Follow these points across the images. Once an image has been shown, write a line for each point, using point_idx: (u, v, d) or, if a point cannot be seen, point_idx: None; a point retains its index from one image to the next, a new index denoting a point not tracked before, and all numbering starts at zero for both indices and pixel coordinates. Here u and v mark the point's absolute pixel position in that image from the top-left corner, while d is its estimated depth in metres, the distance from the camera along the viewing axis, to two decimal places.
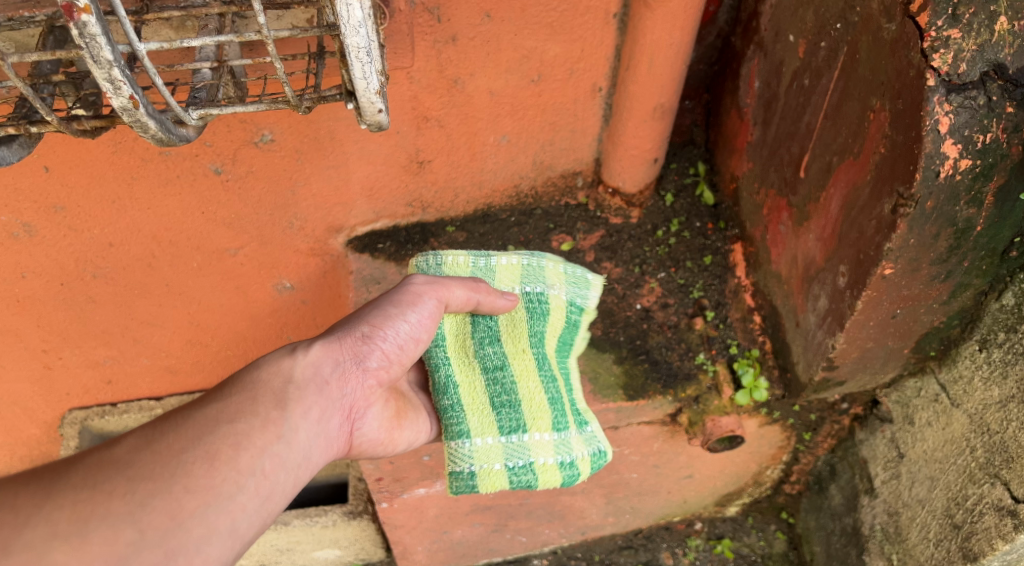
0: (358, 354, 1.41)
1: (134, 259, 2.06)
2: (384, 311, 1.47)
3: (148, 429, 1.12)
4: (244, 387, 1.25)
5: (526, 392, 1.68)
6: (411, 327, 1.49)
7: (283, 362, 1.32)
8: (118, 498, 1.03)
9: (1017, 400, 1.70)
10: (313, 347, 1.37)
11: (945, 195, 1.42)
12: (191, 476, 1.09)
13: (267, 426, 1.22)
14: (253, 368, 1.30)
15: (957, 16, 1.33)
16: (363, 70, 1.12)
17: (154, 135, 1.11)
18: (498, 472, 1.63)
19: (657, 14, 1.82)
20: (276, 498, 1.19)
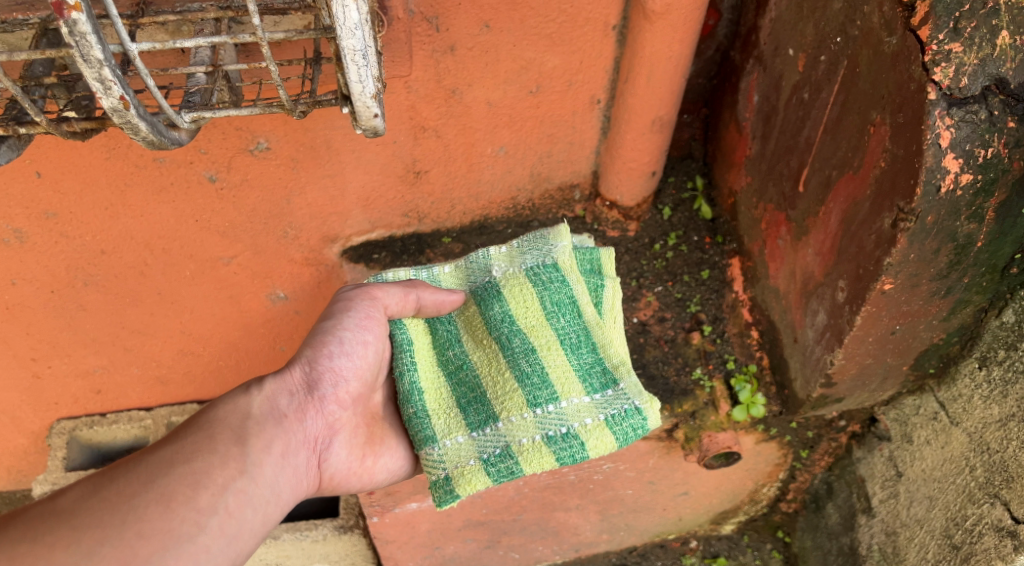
0: (313, 383, 1.47)
1: (126, 267, 2.04)
2: (327, 331, 1.51)
3: (97, 479, 1.20)
4: (199, 426, 1.32)
5: (491, 380, 1.57)
6: (359, 338, 1.52)
7: (238, 401, 1.39)
8: (63, 549, 1.10)
9: (1018, 418, 1.68)
10: (265, 382, 1.44)
11: (945, 210, 1.41)
12: (143, 521, 1.16)
13: (225, 462, 1.29)
14: (209, 408, 1.37)
15: (959, 30, 1.33)
16: (358, 74, 1.11)
17: (145, 138, 1.09)
18: (475, 470, 1.51)
19: (657, 27, 1.81)
20: (243, 535, 1.27)
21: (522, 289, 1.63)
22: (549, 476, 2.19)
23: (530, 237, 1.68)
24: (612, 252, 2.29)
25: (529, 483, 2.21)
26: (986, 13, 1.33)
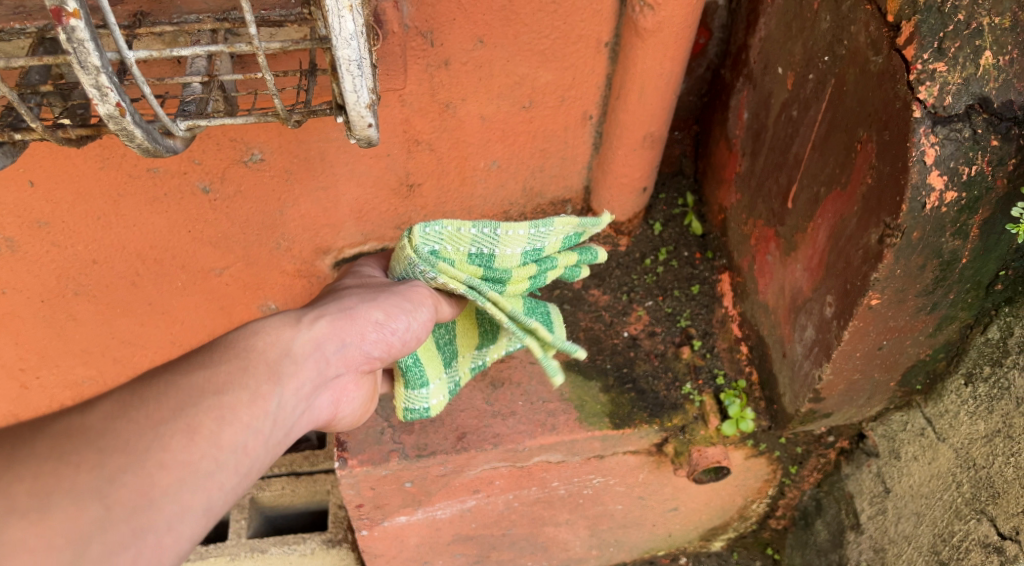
0: (358, 340, 1.39)
1: (118, 276, 2.05)
2: (398, 304, 1.43)
3: (125, 396, 1.07)
4: (235, 356, 1.21)
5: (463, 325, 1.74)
6: (419, 326, 1.45)
7: (281, 334, 1.29)
8: (85, 472, 0.96)
9: (1003, 434, 1.69)
10: (317, 324, 1.35)
11: (931, 226, 1.43)
12: (168, 451, 1.03)
13: (255, 401, 1.17)
14: (246, 337, 1.26)
15: (943, 50, 1.36)
16: (354, 83, 1.13)
17: (140, 145, 1.10)
18: (444, 401, 1.74)
19: (649, 44, 1.83)
20: (253, 475, 1.15)
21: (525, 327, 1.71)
22: (539, 490, 2.19)
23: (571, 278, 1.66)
24: (603, 266, 2.31)
25: (519, 497, 2.21)
26: (970, 34, 1.37)
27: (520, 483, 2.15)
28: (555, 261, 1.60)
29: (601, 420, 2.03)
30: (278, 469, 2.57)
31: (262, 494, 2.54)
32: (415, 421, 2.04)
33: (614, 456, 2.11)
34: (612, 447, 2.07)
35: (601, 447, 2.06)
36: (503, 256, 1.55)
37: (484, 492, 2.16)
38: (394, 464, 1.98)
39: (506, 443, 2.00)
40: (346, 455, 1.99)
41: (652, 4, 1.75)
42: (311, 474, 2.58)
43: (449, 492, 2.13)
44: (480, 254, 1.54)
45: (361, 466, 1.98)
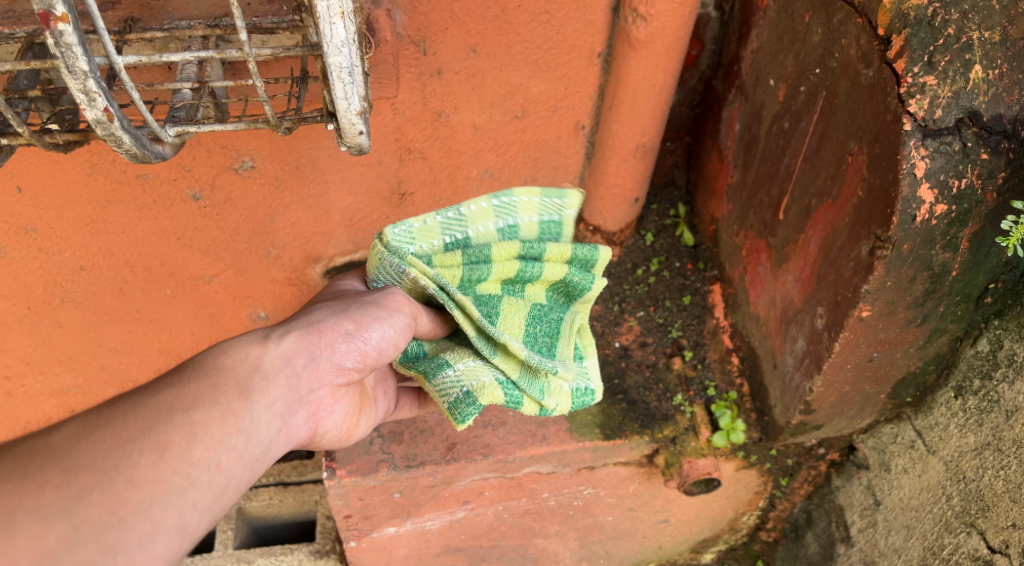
0: (334, 351, 1.30)
1: (106, 283, 2.04)
2: (372, 312, 1.33)
3: (91, 415, 1.03)
4: (205, 372, 1.16)
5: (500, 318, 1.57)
6: (395, 333, 1.35)
7: (250, 350, 1.22)
8: (50, 490, 0.92)
9: (993, 447, 1.69)
10: (287, 337, 1.27)
11: (921, 239, 1.43)
12: (136, 469, 0.99)
13: (227, 417, 1.12)
14: (216, 354, 1.20)
15: (933, 63, 1.36)
16: (345, 90, 1.12)
17: (128, 151, 1.09)
18: (496, 387, 1.47)
19: (641, 54, 1.83)
20: (231, 493, 1.10)
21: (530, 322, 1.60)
22: (529, 501, 2.18)
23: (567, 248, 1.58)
24: None
25: (509, 508, 2.19)
26: (960, 48, 1.37)
27: (510, 494, 2.14)
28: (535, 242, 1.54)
29: (592, 431, 2.02)
30: (266, 479, 2.54)
31: (249, 504, 2.52)
32: (405, 431, 2.02)
33: (604, 467, 2.10)
34: (603, 458, 2.06)
35: (592, 458, 2.05)
36: (478, 235, 1.50)
37: (473, 503, 2.15)
38: (383, 474, 1.97)
39: (497, 453, 1.99)
40: (335, 465, 1.97)
41: (644, 15, 1.75)
42: (299, 484, 2.56)
43: (439, 502, 2.11)
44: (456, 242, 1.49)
45: (350, 477, 1.96)
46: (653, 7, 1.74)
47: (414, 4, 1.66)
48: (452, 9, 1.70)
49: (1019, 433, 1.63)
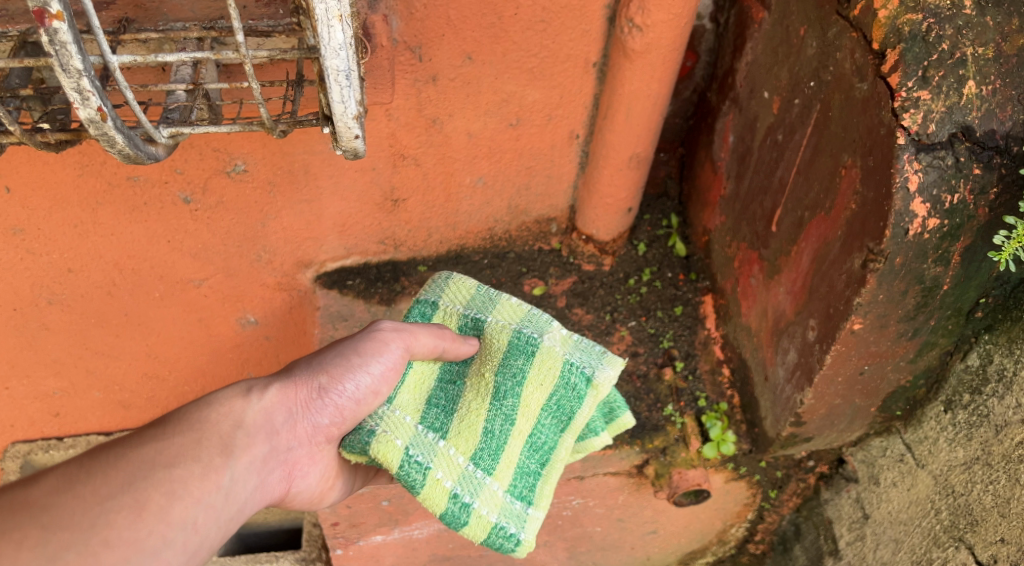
0: (311, 406, 1.31)
1: (94, 286, 2.02)
2: (347, 362, 1.35)
3: (71, 467, 1.05)
4: (188, 426, 1.17)
5: (469, 409, 1.49)
6: (375, 379, 1.37)
7: (233, 405, 1.24)
8: (27, 550, 0.95)
9: (982, 462, 1.70)
10: (269, 391, 1.29)
11: (914, 253, 1.43)
12: (113, 529, 1.02)
13: (208, 474, 1.13)
14: (201, 406, 1.21)
15: (927, 79, 1.37)
16: (341, 94, 1.12)
17: (121, 151, 1.08)
18: (395, 451, 1.38)
19: (636, 65, 1.83)
20: (205, 552, 1.12)
21: (514, 445, 1.50)
22: None
23: (587, 345, 1.55)
24: (587, 285, 2.31)
25: None
26: (954, 63, 1.38)
27: None
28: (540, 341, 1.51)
29: None
30: None
31: None
32: None
33: (593, 477, 2.10)
34: (592, 468, 2.06)
35: (581, 467, 2.04)
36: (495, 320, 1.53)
37: None
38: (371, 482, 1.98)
39: None
40: None
41: (640, 25, 1.75)
42: None
43: (427, 511, 2.10)
44: (473, 321, 1.54)
45: None
46: (649, 18, 1.73)
47: (410, 11, 1.66)
48: (448, 17, 1.70)
49: (1008, 448, 1.64)
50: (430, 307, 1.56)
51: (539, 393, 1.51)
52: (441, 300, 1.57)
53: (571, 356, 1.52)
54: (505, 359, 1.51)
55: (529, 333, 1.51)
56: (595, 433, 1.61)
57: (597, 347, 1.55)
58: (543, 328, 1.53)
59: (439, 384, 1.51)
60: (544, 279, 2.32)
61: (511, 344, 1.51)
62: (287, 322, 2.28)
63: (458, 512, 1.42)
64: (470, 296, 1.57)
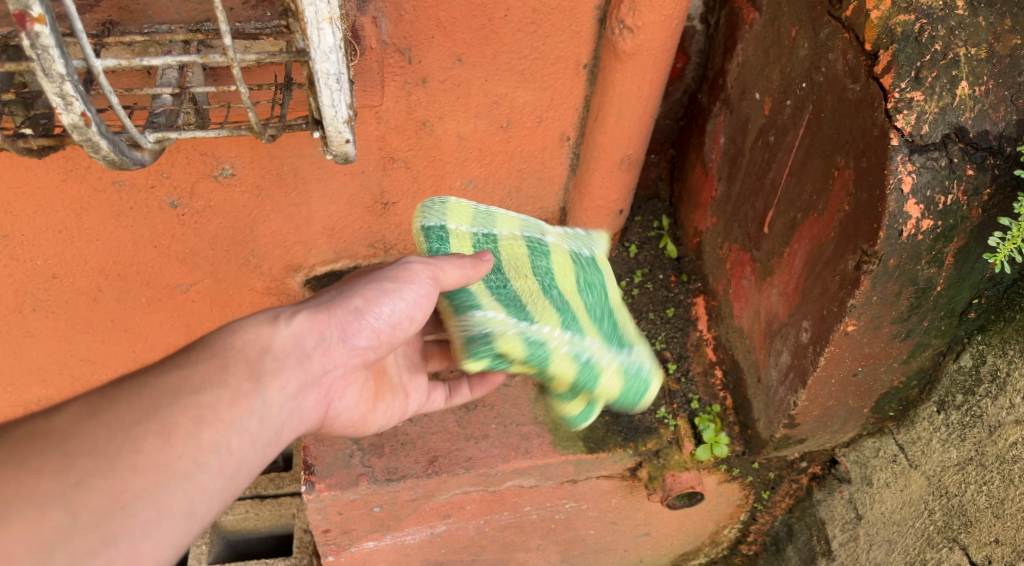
0: (345, 330, 1.33)
1: (79, 292, 2.02)
2: (382, 287, 1.36)
3: (93, 398, 1.08)
4: (214, 353, 1.19)
5: (526, 289, 1.60)
6: (407, 305, 1.38)
7: (261, 331, 1.24)
8: (48, 478, 0.98)
9: (975, 463, 1.69)
10: (298, 318, 1.28)
11: (907, 254, 1.43)
12: (141, 453, 1.05)
13: (236, 400, 1.17)
14: (227, 334, 1.23)
15: (920, 79, 1.37)
16: (331, 98, 1.10)
17: (105, 157, 1.06)
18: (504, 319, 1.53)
19: (628, 66, 1.81)
20: (240, 475, 1.16)
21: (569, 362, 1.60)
22: (510, 515, 2.15)
23: (631, 354, 1.61)
24: None
25: (491, 522, 2.16)
26: (946, 64, 1.38)
27: (492, 507, 2.11)
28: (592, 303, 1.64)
29: (575, 445, 2.00)
30: (242, 491, 2.49)
31: (224, 518, 2.48)
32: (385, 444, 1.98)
33: (587, 481, 2.09)
34: (586, 471, 2.05)
35: (575, 471, 2.02)
36: (561, 279, 1.65)
37: (455, 517, 2.11)
38: (363, 488, 1.93)
39: (479, 467, 1.96)
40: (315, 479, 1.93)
41: (631, 27, 1.72)
42: (276, 496, 2.50)
43: (420, 516, 2.07)
44: (540, 267, 1.64)
45: (329, 490, 1.92)
46: (640, 20, 1.70)
47: (399, 12, 1.64)
48: (439, 18, 1.68)
49: (1002, 449, 1.63)
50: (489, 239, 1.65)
51: (567, 279, 1.65)
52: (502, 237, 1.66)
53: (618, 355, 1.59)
54: (556, 305, 1.59)
55: (592, 304, 1.64)
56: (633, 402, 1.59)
57: (638, 357, 1.61)
58: (600, 310, 1.65)
59: (509, 309, 1.57)
60: None
61: (563, 309, 1.59)
62: None
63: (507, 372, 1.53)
64: (529, 265, 1.63)
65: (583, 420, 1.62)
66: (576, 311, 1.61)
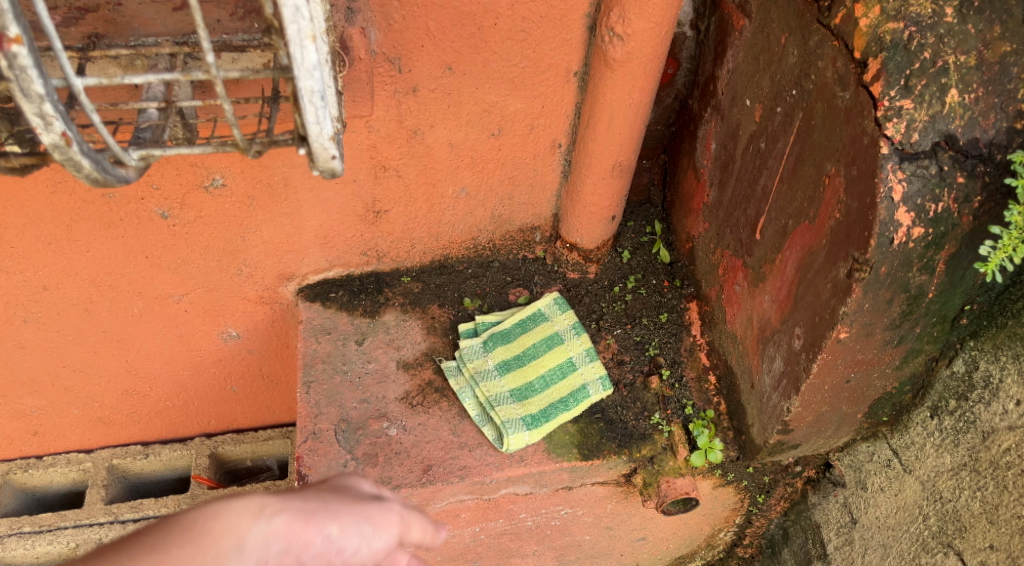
0: (310, 548, 1.05)
1: (70, 303, 2.05)
2: (359, 519, 1.11)
3: None
4: (189, 538, 0.98)
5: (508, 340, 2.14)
6: (370, 555, 1.11)
7: (235, 522, 1.01)
8: None
9: (969, 468, 1.69)
10: (278, 515, 1.04)
11: (898, 261, 1.43)
12: None
13: None
14: (201, 516, 1.00)
15: (910, 87, 1.36)
16: (316, 114, 1.10)
17: (88, 176, 1.05)
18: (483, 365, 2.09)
19: (618, 74, 1.81)
20: None
21: (547, 363, 2.11)
22: (505, 522, 2.14)
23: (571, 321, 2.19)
24: (572, 294, 2.29)
25: (486, 529, 2.15)
26: (936, 72, 1.37)
27: (487, 515, 2.10)
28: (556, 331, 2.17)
29: (570, 452, 1.99)
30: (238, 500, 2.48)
31: None
32: (380, 453, 1.96)
33: (582, 487, 2.08)
34: (581, 478, 2.04)
35: (569, 478, 2.02)
36: (528, 324, 2.17)
37: (450, 525, 2.10)
38: None
39: (473, 475, 1.94)
40: None
41: (621, 34, 1.72)
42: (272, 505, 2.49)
43: None
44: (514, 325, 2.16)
45: None
46: (629, 27, 1.70)
47: (388, 22, 1.65)
48: (427, 27, 1.69)
49: (995, 454, 1.63)
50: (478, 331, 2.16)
51: (533, 312, 2.19)
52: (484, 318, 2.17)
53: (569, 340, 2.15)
54: (529, 330, 2.16)
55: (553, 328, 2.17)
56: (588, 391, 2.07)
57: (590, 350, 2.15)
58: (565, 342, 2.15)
59: (494, 337, 2.14)
60: (529, 288, 2.29)
61: (536, 336, 2.16)
62: (270, 336, 2.32)
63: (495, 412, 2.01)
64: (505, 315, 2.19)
65: (565, 418, 2.03)
66: (547, 335, 2.16)
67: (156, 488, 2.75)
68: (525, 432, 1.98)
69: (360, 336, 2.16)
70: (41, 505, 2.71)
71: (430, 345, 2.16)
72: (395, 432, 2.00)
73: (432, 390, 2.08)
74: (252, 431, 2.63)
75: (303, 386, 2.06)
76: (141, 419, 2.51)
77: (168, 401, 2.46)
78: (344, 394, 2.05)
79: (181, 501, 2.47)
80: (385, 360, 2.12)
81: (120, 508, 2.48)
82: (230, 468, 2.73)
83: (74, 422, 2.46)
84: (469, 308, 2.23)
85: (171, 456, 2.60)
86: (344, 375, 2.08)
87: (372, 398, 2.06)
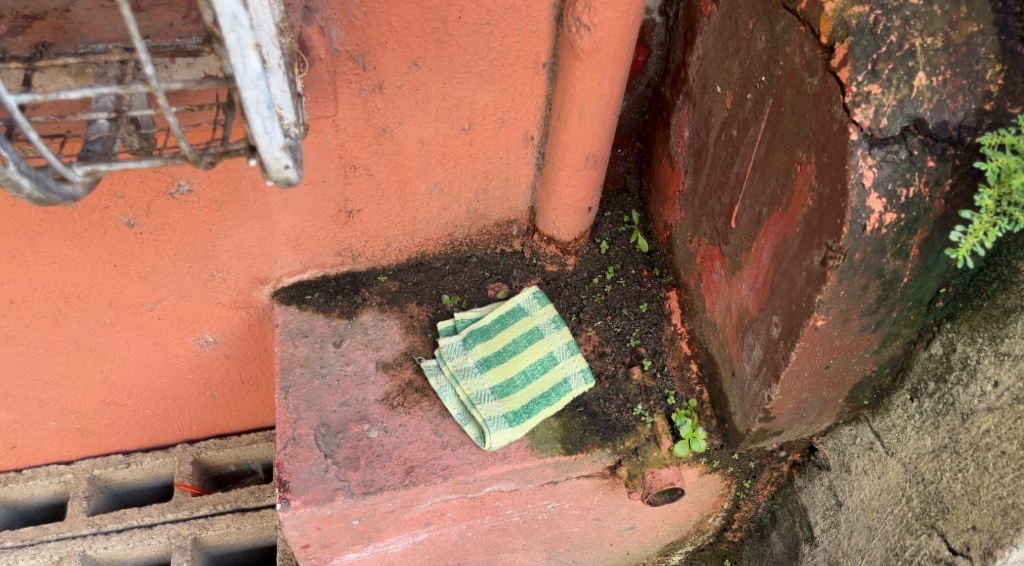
0: None
1: (39, 315, 2.01)
2: None
3: None
4: None
5: (489, 337, 2.12)
6: None
7: None
8: None
9: (950, 450, 1.68)
10: None
11: (872, 248, 1.42)
12: None
13: None
14: None
15: (877, 72, 1.36)
16: (264, 125, 1.07)
17: (29, 195, 1.03)
18: (462, 366, 2.07)
19: (587, 64, 1.78)
20: None
21: (528, 359, 2.09)
22: (492, 518, 2.13)
23: (556, 314, 2.18)
24: (552, 286, 2.26)
25: (473, 526, 2.14)
26: (903, 56, 1.36)
27: (473, 513, 2.08)
28: (538, 325, 2.15)
29: (553, 447, 1.97)
30: (222, 506, 2.45)
31: (205, 534, 2.42)
32: (361, 456, 1.94)
33: (567, 481, 2.06)
34: (565, 473, 2.02)
35: (554, 473, 2.00)
36: (511, 320, 2.15)
37: (436, 524, 2.08)
38: (339, 502, 1.87)
39: (457, 475, 1.92)
40: (290, 496, 1.87)
41: (587, 24, 1.69)
42: (257, 509, 2.47)
43: (400, 526, 2.03)
44: (496, 320, 2.14)
45: (305, 507, 1.86)
46: (595, 16, 1.67)
47: (350, 19, 1.63)
48: (390, 23, 1.66)
49: (975, 437, 1.62)
50: (462, 325, 2.14)
51: (517, 308, 2.17)
52: (467, 314, 2.16)
53: (551, 335, 2.13)
54: (512, 324, 2.14)
55: (536, 322, 2.15)
56: (571, 384, 2.06)
57: (574, 345, 2.13)
58: (548, 338, 2.13)
59: (475, 333, 2.12)
60: (507, 282, 2.26)
61: (519, 330, 2.14)
62: (247, 340, 2.29)
63: (475, 413, 1.99)
64: (489, 311, 2.17)
65: (547, 413, 2.02)
66: (528, 330, 2.14)
67: (141, 498, 2.72)
68: (507, 429, 1.97)
69: (338, 338, 2.13)
70: (23, 519, 2.67)
71: (409, 344, 2.13)
72: (376, 434, 1.98)
73: (412, 390, 2.06)
74: (236, 435, 2.62)
75: (281, 392, 2.03)
76: (120, 429, 2.48)
77: (146, 410, 2.43)
78: (323, 398, 2.02)
79: (165, 510, 2.44)
80: (364, 362, 2.09)
81: (103, 518, 2.45)
82: (214, 473, 2.69)
83: (51, 435, 2.43)
84: (448, 305, 2.21)
85: (154, 464, 2.58)
86: (323, 379, 2.05)
87: (352, 401, 2.03)
